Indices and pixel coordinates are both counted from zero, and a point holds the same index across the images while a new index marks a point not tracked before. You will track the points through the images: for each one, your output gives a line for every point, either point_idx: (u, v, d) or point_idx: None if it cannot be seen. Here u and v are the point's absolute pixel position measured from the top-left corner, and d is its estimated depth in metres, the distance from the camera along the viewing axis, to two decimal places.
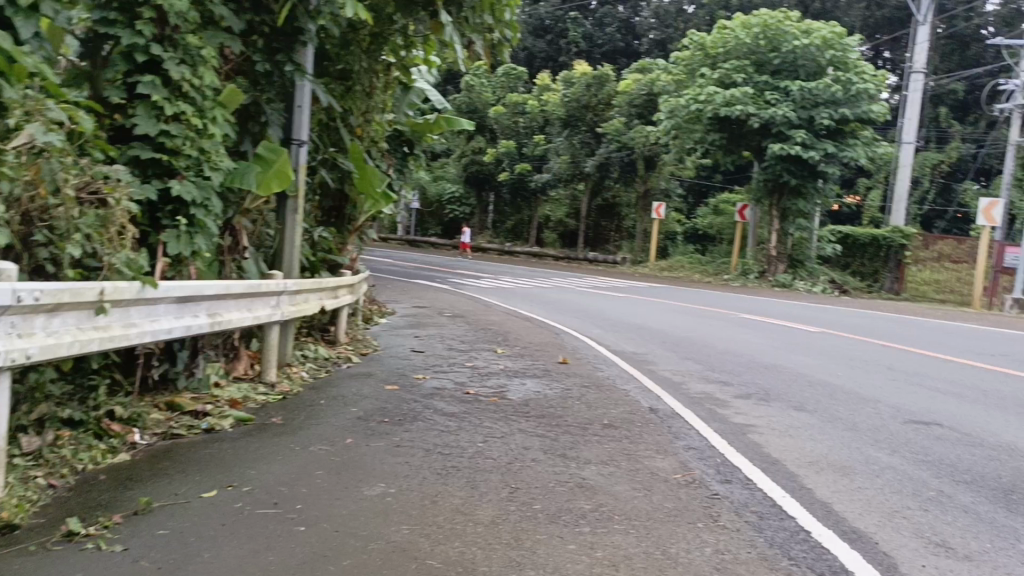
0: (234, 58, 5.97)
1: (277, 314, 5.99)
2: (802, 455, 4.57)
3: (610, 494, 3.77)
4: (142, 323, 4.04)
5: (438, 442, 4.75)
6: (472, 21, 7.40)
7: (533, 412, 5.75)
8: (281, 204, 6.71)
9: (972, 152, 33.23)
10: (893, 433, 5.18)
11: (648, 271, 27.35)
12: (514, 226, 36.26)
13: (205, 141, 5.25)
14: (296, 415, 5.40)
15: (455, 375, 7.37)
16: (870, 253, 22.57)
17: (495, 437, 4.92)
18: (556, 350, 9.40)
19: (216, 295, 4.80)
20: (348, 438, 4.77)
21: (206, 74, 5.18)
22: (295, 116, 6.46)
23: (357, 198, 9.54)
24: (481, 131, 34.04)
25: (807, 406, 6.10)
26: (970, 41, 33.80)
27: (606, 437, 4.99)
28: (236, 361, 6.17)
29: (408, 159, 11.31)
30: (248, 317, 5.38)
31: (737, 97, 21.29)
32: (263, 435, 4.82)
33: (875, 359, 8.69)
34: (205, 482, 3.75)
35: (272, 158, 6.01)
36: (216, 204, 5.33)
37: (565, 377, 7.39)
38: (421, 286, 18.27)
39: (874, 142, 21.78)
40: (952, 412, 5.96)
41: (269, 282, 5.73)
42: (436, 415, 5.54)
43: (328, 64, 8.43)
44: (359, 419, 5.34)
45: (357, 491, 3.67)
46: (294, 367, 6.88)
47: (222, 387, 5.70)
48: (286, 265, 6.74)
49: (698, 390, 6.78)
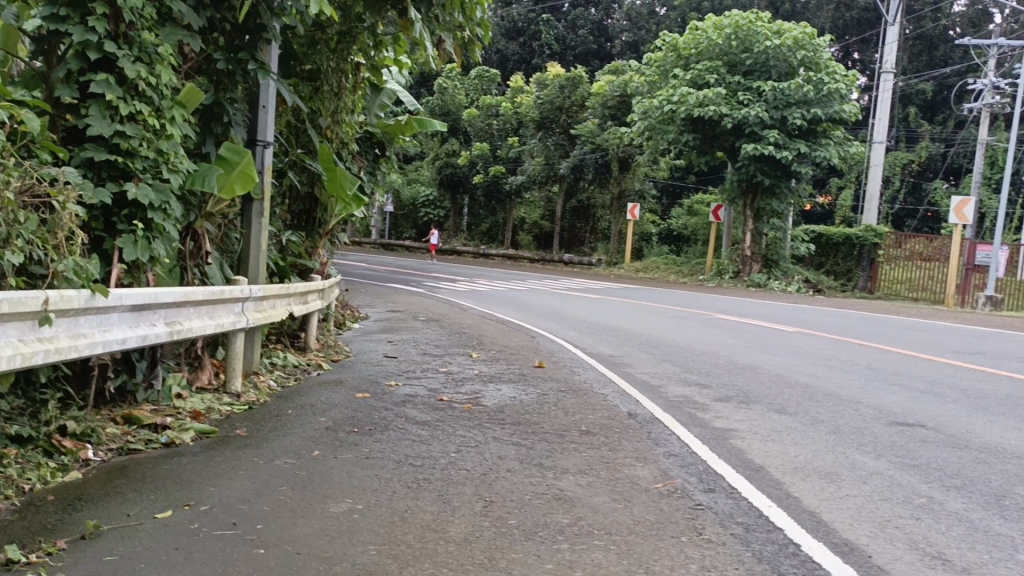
0: (195, 57, 5.71)
1: (242, 321, 5.76)
2: (786, 461, 4.45)
3: (589, 507, 3.62)
4: (93, 333, 3.83)
5: (409, 452, 4.57)
6: (442, 19, 7.25)
7: (508, 419, 5.60)
8: (246, 206, 6.49)
9: (942, 152, 33.69)
10: (877, 436, 5.08)
11: (624, 272, 27.35)
12: (489, 229, 36.11)
13: (163, 142, 5.04)
14: (261, 427, 5.19)
15: (429, 381, 7.20)
16: (843, 252, 22.83)
17: (469, 446, 4.76)
18: (532, 353, 9.26)
19: (174, 302, 4.57)
20: (314, 451, 4.58)
21: (163, 73, 4.96)
22: (259, 116, 6.32)
23: (326, 201, 9.37)
24: (455, 134, 33.76)
25: (788, 409, 6.01)
26: (938, 41, 34.28)
27: (584, 445, 4.85)
28: (200, 370, 5.92)
29: (379, 162, 11.12)
30: (209, 325, 5.15)
31: (710, 98, 21.34)
32: (225, 448, 4.61)
33: (853, 359, 8.66)
34: (160, 502, 3.56)
35: (234, 159, 5.79)
36: (175, 207, 5.13)
37: (542, 382, 7.24)
38: (395, 290, 18.04)
39: (846, 142, 21.96)
40: (932, 412, 5.90)
41: (233, 288, 5.50)
42: (408, 424, 5.36)
43: (294, 64, 8.17)
44: (327, 429, 5.14)
45: (322, 509, 3.50)
46: (261, 376, 6.65)
47: (184, 398, 5.47)
48: (251, 270, 6.51)
49: (677, 394, 6.66)
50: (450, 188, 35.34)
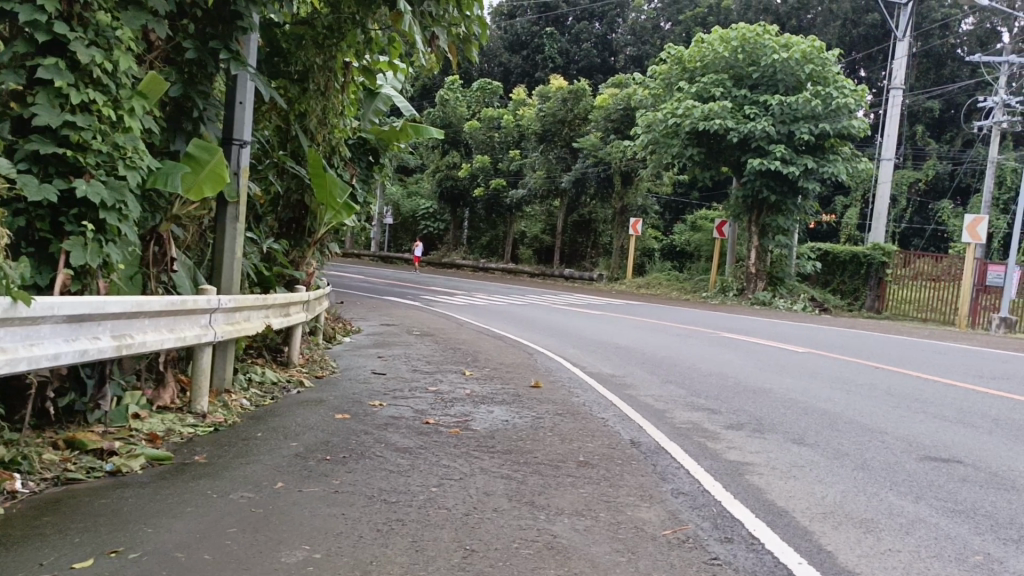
0: (161, 45, 5.25)
1: (209, 334, 5.23)
2: (814, 505, 3.92)
3: (585, 559, 3.11)
4: (16, 348, 3.33)
5: (385, 486, 4.04)
6: (435, 14, 6.77)
7: (499, 447, 5.07)
8: (219, 210, 5.99)
9: (949, 171, 33.37)
10: (910, 475, 4.56)
11: (625, 288, 26.84)
12: (489, 243, 35.61)
13: (119, 135, 4.56)
14: (224, 452, 4.66)
15: (416, 401, 6.67)
16: (850, 270, 22.35)
17: (452, 479, 4.23)
18: (528, 371, 8.74)
19: (124, 312, 4.09)
20: (278, 482, 4.06)
21: (121, 59, 4.49)
22: (235, 113, 5.88)
23: (316, 208, 8.89)
24: (456, 146, 33.34)
25: (806, 439, 5.49)
26: (945, 59, 34.01)
27: (581, 479, 4.32)
28: (162, 388, 5.38)
29: (373, 170, 10.75)
30: (169, 338, 4.63)
31: (716, 112, 20.95)
32: (177, 479, 4.07)
33: (872, 383, 8.13)
34: (81, 547, 3.05)
35: (203, 157, 5.33)
36: (133, 207, 4.66)
37: (538, 403, 6.74)
38: (391, 304, 17.53)
39: (854, 158, 21.53)
40: (965, 446, 5.38)
41: (198, 299, 4.97)
42: (386, 450, 4.85)
43: (281, 63, 7.77)
44: (297, 456, 4.62)
45: (272, 558, 3.00)
46: (233, 395, 6.11)
47: (142, 419, 4.95)
48: (224, 278, 5.99)
49: (684, 420, 6.13)
50: (451, 202, 34.82)
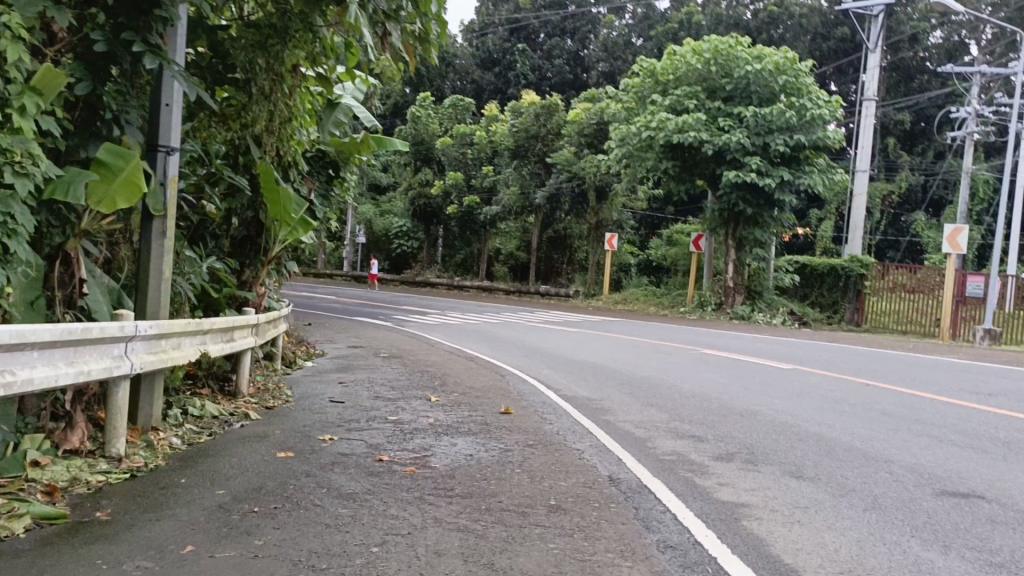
0: (66, 37, 4.70)
1: (124, 366, 4.54)
2: (826, 560, 3.33)
3: None
4: None
5: (316, 547, 3.39)
6: (385, 7, 6.10)
7: (457, 490, 4.43)
8: (144, 224, 5.31)
9: (921, 182, 33.68)
10: (930, 516, 3.98)
11: (602, 304, 26.24)
12: (464, 260, 34.97)
13: (5, 138, 3.93)
14: (136, 505, 3.98)
15: (372, 435, 6.00)
16: (829, 283, 21.99)
17: (399, 535, 3.58)
18: (499, 397, 8.10)
19: (0, 344, 3.43)
20: (186, 545, 3.39)
21: (8, 49, 3.85)
22: (160, 117, 5.21)
23: (270, 225, 8.23)
24: (428, 163, 32.73)
25: (805, 472, 4.91)
26: (915, 72, 34.18)
27: (551, 531, 3.69)
28: (71, 429, 4.67)
29: (333, 183, 10.08)
30: (65, 373, 3.94)
31: (690, 124, 20.61)
32: (66, 544, 3.38)
33: (864, 403, 7.62)
34: None
35: (116, 165, 4.70)
36: (24, 218, 4.03)
37: (508, 433, 6.12)
38: (360, 325, 16.82)
39: (830, 170, 21.19)
40: (982, 476, 4.84)
41: (107, 326, 4.29)
42: (327, 497, 4.21)
43: (224, 68, 7.06)
44: (219, 509, 3.94)
45: None
46: (162, 432, 5.40)
47: (42, 466, 4.27)
48: (150, 301, 5.29)
49: (667, 450, 5.53)
50: (424, 220, 34.09)
